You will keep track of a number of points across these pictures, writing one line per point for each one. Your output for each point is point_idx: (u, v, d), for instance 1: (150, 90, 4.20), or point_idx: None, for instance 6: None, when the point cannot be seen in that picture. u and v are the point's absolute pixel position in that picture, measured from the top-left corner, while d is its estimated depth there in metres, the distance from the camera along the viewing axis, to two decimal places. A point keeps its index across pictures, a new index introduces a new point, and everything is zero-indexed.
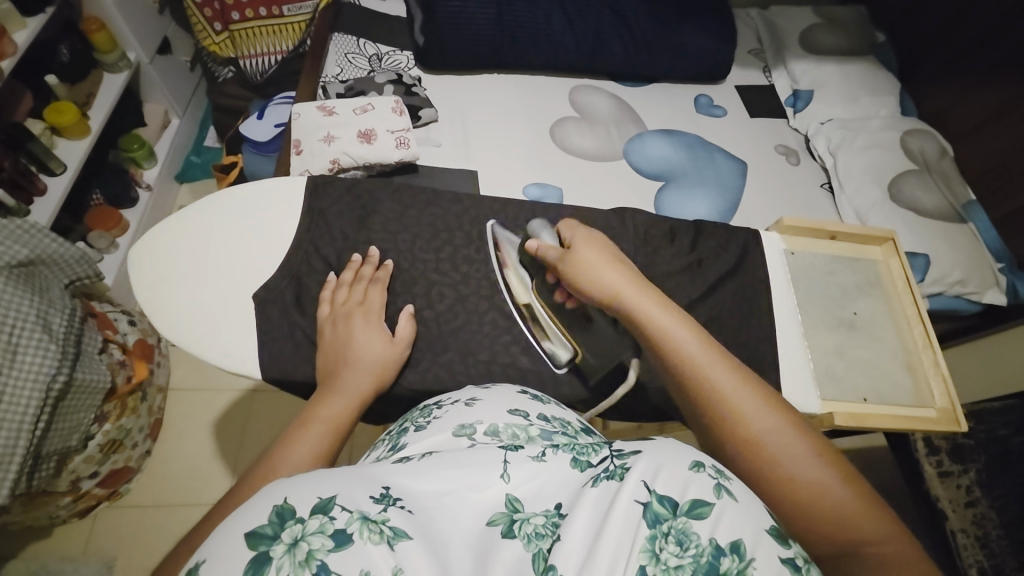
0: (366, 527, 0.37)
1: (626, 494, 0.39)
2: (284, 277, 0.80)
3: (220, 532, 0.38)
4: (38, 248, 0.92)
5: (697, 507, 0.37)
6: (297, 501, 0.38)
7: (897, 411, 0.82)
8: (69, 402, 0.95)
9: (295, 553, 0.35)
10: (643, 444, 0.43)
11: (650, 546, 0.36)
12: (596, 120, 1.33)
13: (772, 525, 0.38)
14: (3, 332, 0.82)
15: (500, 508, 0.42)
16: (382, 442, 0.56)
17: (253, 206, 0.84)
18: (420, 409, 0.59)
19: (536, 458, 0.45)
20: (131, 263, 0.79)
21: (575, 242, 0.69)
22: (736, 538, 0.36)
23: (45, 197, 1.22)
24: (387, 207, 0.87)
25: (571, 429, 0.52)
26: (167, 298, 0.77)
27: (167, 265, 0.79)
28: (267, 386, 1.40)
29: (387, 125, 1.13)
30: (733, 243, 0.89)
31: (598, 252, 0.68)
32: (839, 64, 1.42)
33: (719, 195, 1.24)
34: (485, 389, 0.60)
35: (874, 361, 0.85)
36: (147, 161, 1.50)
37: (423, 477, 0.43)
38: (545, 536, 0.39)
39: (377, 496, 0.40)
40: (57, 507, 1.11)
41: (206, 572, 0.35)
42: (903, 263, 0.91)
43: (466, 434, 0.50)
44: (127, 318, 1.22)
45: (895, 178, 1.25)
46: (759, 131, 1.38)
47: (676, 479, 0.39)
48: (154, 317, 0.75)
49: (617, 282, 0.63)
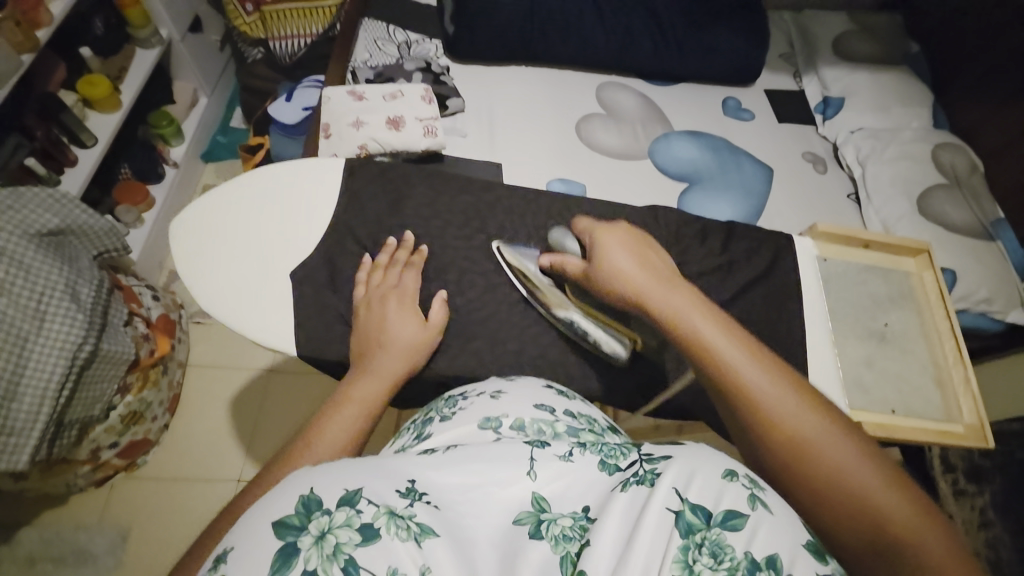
0: (394, 522, 0.37)
1: (656, 501, 0.37)
2: (319, 257, 0.80)
3: (249, 517, 0.38)
4: (68, 218, 0.94)
5: (731, 518, 0.35)
6: (323, 492, 0.38)
7: (925, 426, 0.81)
8: (93, 371, 0.97)
9: (322, 546, 0.35)
10: (673, 449, 0.41)
11: (683, 557, 0.34)
12: (623, 117, 1.32)
13: (810, 541, 0.35)
14: (31, 298, 0.83)
15: (527, 507, 0.42)
16: (407, 430, 0.57)
17: (286, 186, 0.85)
18: (444, 399, 0.59)
19: (563, 457, 0.45)
20: (173, 233, 0.80)
21: (601, 239, 0.71)
22: (772, 553, 0.33)
23: (75, 169, 1.24)
24: (419, 193, 0.87)
25: (597, 428, 0.52)
26: (204, 271, 0.78)
27: (205, 239, 0.80)
28: (284, 366, 1.41)
29: (416, 112, 1.13)
30: (766, 247, 0.88)
31: (629, 249, 0.69)
32: (872, 73, 1.39)
33: (745, 198, 1.23)
34: (510, 382, 0.60)
35: (903, 374, 0.84)
36: (175, 139, 1.52)
37: (450, 471, 0.44)
38: (573, 539, 0.39)
39: (403, 491, 0.40)
40: (75, 475, 1.13)
41: (234, 561, 0.35)
42: (938, 277, 0.90)
43: (492, 427, 0.51)
44: (150, 293, 1.24)
45: (924, 192, 1.23)
46: (788, 137, 1.36)
47: (709, 487, 0.37)
48: (195, 289, 0.76)
49: (642, 277, 0.64)
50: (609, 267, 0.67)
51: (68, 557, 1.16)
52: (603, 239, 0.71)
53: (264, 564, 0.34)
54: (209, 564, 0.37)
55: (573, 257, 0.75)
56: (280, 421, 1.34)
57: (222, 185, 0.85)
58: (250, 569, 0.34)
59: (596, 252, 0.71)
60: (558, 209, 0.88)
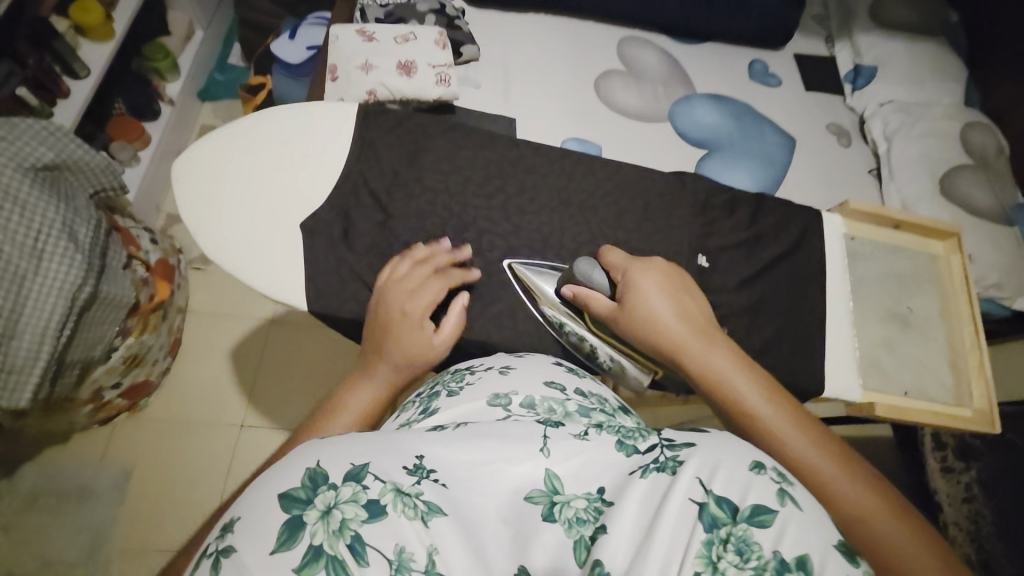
0: (401, 500, 0.37)
1: (679, 491, 0.36)
2: (332, 210, 0.77)
3: (254, 490, 0.38)
4: (63, 152, 0.89)
5: (759, 514, 0.34)
6: (330, 466, 0.37)
7: (934, 408, 0.81)
8: (94, 313, 0.95)
9: (328, 521, 0.35)
10: (696, 436, 0.40)
11: (706, 552, 0.33)
12: (644, 76, 1.25)
13: (840, 540, 0.35)
14: (28, 236, 0.81)
15: (539, 485, 0.39)
16: (412, 402, 0.55)
17: (295, 133, 0.81)
18: (451, 373, 0.58)
19: (579, 436, 0.42)
20: (173, 178, 0.77)
21: (636, 280, 0.64)
22: (801, 553, 0.33)
23: (69, 101, 1.17)
24: (438, 145, 0.83)
25: (608, 407, 0.50)
26: (209, 218, 0.75)
27: (210, 184, 0.77)
28: (286, 317, 1.40)
29: (429, 59, 1.06)
30: (794, 222, 0.86)
31: (662, 284, 0.64)
32: (909, 42, 1.32)
33: (763, 168, 1.18)
34: (518, 359, 0.58)
35: (919, 357, 0.84)
36: (171, 74, 1.44)
37: (458, 447, 0.41)
38: (587, 522, 0.37)
39: (411, 467, 0.39)
40: (78, 413, 1.14)
41: (242, 530, 0.35)
42: (965, 261, 0.88)
43: (501, 404, 0.48)
44: (149, 236, 1.20)
45: (949, 172, 1.19)
46: (814, 107, 1.30)
47: (735, 480, 0.36)
48: (197, 236, 0.74)
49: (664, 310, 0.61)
50: (644, 313, 0.62)
51: (73, 491, 1.19)
52: (638, 281, 0.64)
53: (270, 535, 0.34)
54: (217, 531, 0.37)
55: (600, 295, 0.67)
56: (279, 371, 1.35)
57: (226, 127, 0.82)
58: (258, 543, 0.34)
59: (630, 295, 0.64)
60: (581, 171, 0.84)
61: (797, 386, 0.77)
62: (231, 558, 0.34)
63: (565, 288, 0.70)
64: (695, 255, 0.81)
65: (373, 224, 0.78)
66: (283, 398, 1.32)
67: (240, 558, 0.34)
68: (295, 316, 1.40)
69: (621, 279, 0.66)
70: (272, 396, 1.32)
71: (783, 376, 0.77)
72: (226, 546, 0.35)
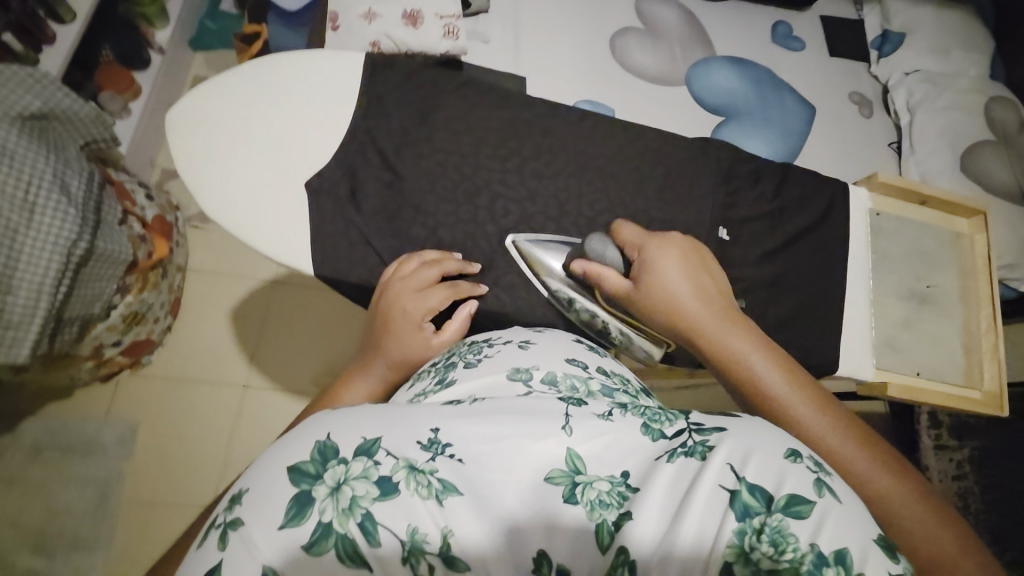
0: (414, 478, 0.36)
1: (709, 478, 0.35)
2: (339, 169, 0.74)
3: (263, 461, 0.38)
4: (50, 100, 0.85)
5: (795, 505, 0.33)
6: (340, 439, 0.36)
7: (944, 389, 0.81)
8: (90, 269, 0.92)
9: (338, 499, 0.34)
10: (726, 421, 0.39)
11: (738, 542, 0.33)
12: (662, 35, 1.18)
13: (879, 534, 0.34)
14: (19, 188, 0.77)
15: (561, 465, 0.38)
16: (427, 372, 0.53)
17: (301, 86, 0.77)
18: (468, 345, 0.56)
19: (603, 416, 0.40)
20: (167, 130, 0.73)
21: (657, 260, 0.63)
22: (841, 548, 0.32)
23: (55, 48, 1.11)
24: (451, 103, 0.79)
25: (631, 388, 0.49)
26: (206, 174, 0.72)
27: (208, 138, 0.73)
28: (287, 280, 1.37)
29: (437, 8, 1.00)
30: (818, 195, 0.83)
31: (683, 262, 0.63)
32: (939, 8, 1.25)
33: (781, 138, 1.13)
34: (537, 334, 0.56)
35: (935, 336, 0.83)
36: (161, 21, 1.35)
37: (475, 421, 0.39)
38: (610, 506, 0.36)
39: (424, 443, 0.38)
40: (78, 370, 1.13)
41: (250, 503, 0.35)
42: (990, 241, 0.86)
43: (522, 379, 0.46)
44: (144, 192, 1.17)
45: (970, 146, 1.14)
46: (839, 73, 1.23)
47: (770, 469, 0.35)
48: (195, 192, 0.71)
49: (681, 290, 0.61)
50: (662, 290, 0.61)
51: (77, 446, 1.20)
52: (659, 258, 0.63)
53: (277, 512, 0.34)
54: (224, 503, 0.36)
55: (613, 271, 0.66)
56: (280, 333, 1.34)
57: (223, 77, 0.77)
58: (267, 518, 0.34)
59: (648, 273, 0.63)
60: (599, 136, 0.81)
61: (811, 363, 0.77)
62: (238, 532, 0.34)
63: (574, 264, 0.67)
64: (715, 227, 0.78)
65: (382, 185, 0.75)
66: (285, 359, 1.32)
67: (248, 533, 0.34)
68: (296, 279, 1.38)
69: (638, 256, 0.65)
70: (274, 359, 1.32)
71: (797, 352, 0.76)
72: (233, 519, 0.35)
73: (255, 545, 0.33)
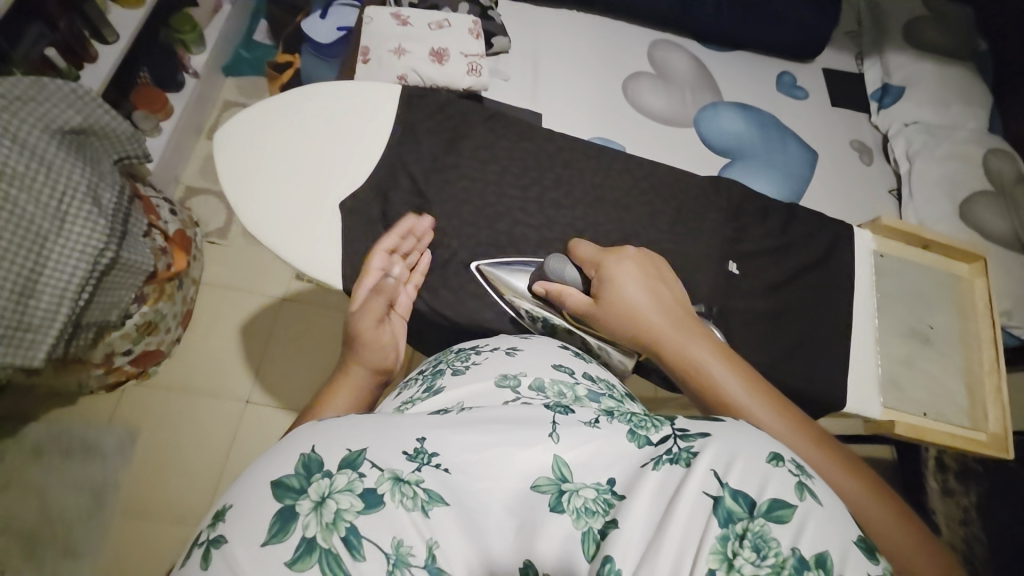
0: (399, 490, 0.37)
1: (694, 485, 0.37)
2: (371, 191, 0.78)
3: (245, 478, 0.39)
4: (91, 117, 0.89)
5: (777, 510, 0.35)
6: (324, 452, 0.38)
7: (950, 429, 0.82)
8: (112, 278, 0.95)
9: (321, 513, 0.35)
10: (712, 426, 0.40)
11: (721, 548, 0.34)
12: (673, 79, 1.25)
13: (859, 536, 0.36)
14: (52, 197, 0.80)
15: (548, 473, 0.39)
16: (415, 380, 0.56)
17: (339, 112, 0.81)
18: (457, 352, 0.59)
19: (589, 423, 0.42)
20: (216, 147, 0.77)
21: (611, 273, 0.67)
22: (821, 550, 0.33)
23: (96, 66, 1.17)
24: (478, 133, 0.83)
25: (616, 393, 0.51)
26: (250, 189, 0.75)
27: (250, 156, 0.77)
28: (296, 297, 1.39)
29: (462, 47, 1.06)
30: (824, 234, 0.86)
31: (643, 278, 0.67)
32: (939, 64, 1.31)
33: (786, 180, 1.17)
34: (524, 340, 0.59)
35: (939, 377, 0.84)
36: (197, 46, 1.43)
37: (464, 429, 0.41)
38: (596, 514, 0.38)
39: (411, 453, 0.39)
40: (88, 376, 1.14)
41: (233, 518, 0.36)
42: (990, 285, 0.88)
43: (510, 385, 0.49)
44: (168, 207, 1.20)
45: (969, 196, 1.18)
46: (840, 121, 1.29)
47: (752, 474, 0.37)
48: (237, 206, 0.74)
49: (647, 308, 0.64)
50: (624, 306, 0.65)
51: (76, 452, 1.19)
52: (613, 272, 0.67)
53: (262, 526, 0.35)
54: (208, 519, 0.38)
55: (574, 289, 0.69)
56: (286, 350, 1.35)
57: (268, 101, 0.82)
58: (249, 535, 0.35)
59: (603, 288, 0.67)
60: (615, 170, 0.84)
61: (817, 397, 0.78)
62: (222, 548, 0.35)
63: (536, 286, 0.71)
64: (725, 261, 0.82)
65: (409, 208, 0.78)
66: (289, 376, 1.32)
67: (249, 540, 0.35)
68: (306, 296, 1.40)
69: (595, 273, 0.69)
70: (279, 375, 1.32)
71: (804, 385, 0.77)
72: (215, 536, 0.36)
73: (239, 564, 0.34)
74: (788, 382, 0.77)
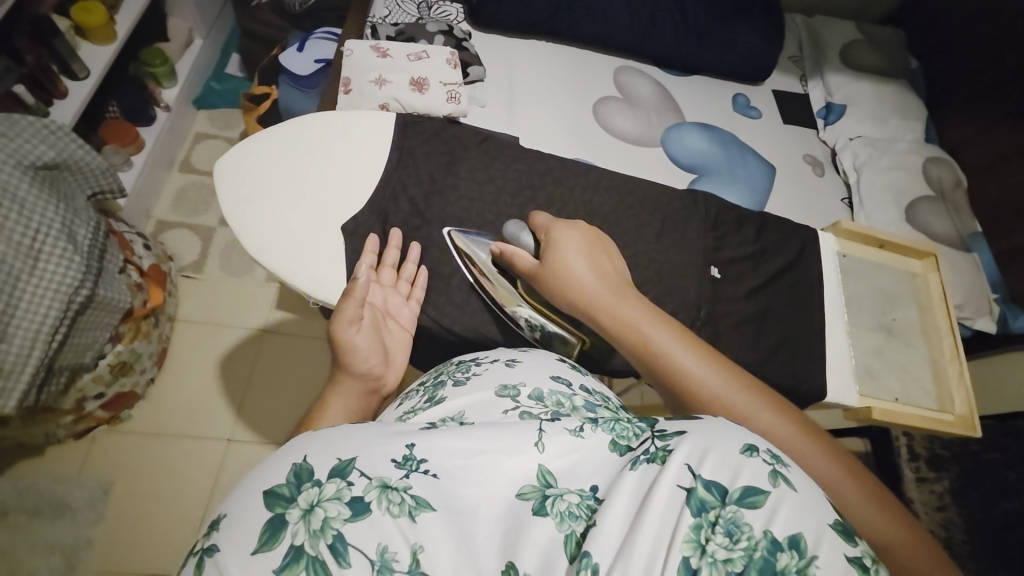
0: (386, 497, 0.38)
1: (668, 479, 0.38)
2: (371, 214, 0.80)
3: (241, 489, 0.39)
4: (64, 152, 0.87)
5: (750, 496, 0.35)
6: (315, 461, 0.39)
7: (921, 413, 0.88)
8: (87, 318, 0.92)
9: (310, 521, 0.36)
10: (688, 424, 0.41)
11: (695, 536, 0.35)
12: (638, 102, 1.32)
13: (836, 520, 0.36)
14: (24, 236, 0.78)
15: (532, 481, 0.41)
16: (416, 391, 0.57)
17: (332, 141, 0.83)
18: (456, 364, 0.59)
19: (574, 432, 0.43)
20: (216, 177, 0.79)
21: (559, 239, 0.71)
22: (794, 533, 0.34)
23: (66, 101, 1.15)
24: (472, 156, 0.87)
25: (611, 405, 0.53)
26: (250, 218, 0.76)
27: (248, 186, 0.78)
28: (278, 328, 1.37)
29: (441, 77, 1.11)
30: (793, 240, 0.92)
31: (587, 250, 0.71)
32: (875, 83, 1.44)
33: (749, 193, 1.25)
34: (523, 352, 0.59)
35: (906, 365, 0.91)
36: (168, 80, 1.43)
37: (452, 437, 0.42)
38: (579, 518, 0.39)
39: (399, 461, 0.40)
40: (56, 425, 1.09)
41: (228, 528, 0.37)
42: (942, 280, 0.96)
43: (510, 395, 0.50)
44: (142, 241, 1.18)
45: (913, 201, 1.29)
46: (793, 137, 1.39)
47: (726, 464, 0.37)
48: (240, 234, 0.75)
49: (594, 286, 0.67)
50: (570, 279, 0.68)
51: (45, 508, 1.12)
52: (560, 238, 0.71)
53: (253, 535, 0.36)
54: (204, 529, 0.38)
55: (526, 253, 0.73)
56: (269, 380, 1.31)
57: (265, 131, 0.83)
58: (241, 543, 0.36)
59: (551, 254, 0.70)
60: (601, 186, 0.89)
61: (799, 392, 0.83)
62: (214, 557, 0.36)
63: (493, 248, 0.75)
64: (707, 267, 0.87)
65: (409, 228, 0.80)
66: (273, 411, 1.28)
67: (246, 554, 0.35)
68: (289, 326, 1.37)
69: (545, 238, 0.73)
70: (261, 408, 1.28)
71: (787, 379, 0.83)
72: (209, 545, 0.37)
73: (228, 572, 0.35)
74: (775, 378, 0.82)
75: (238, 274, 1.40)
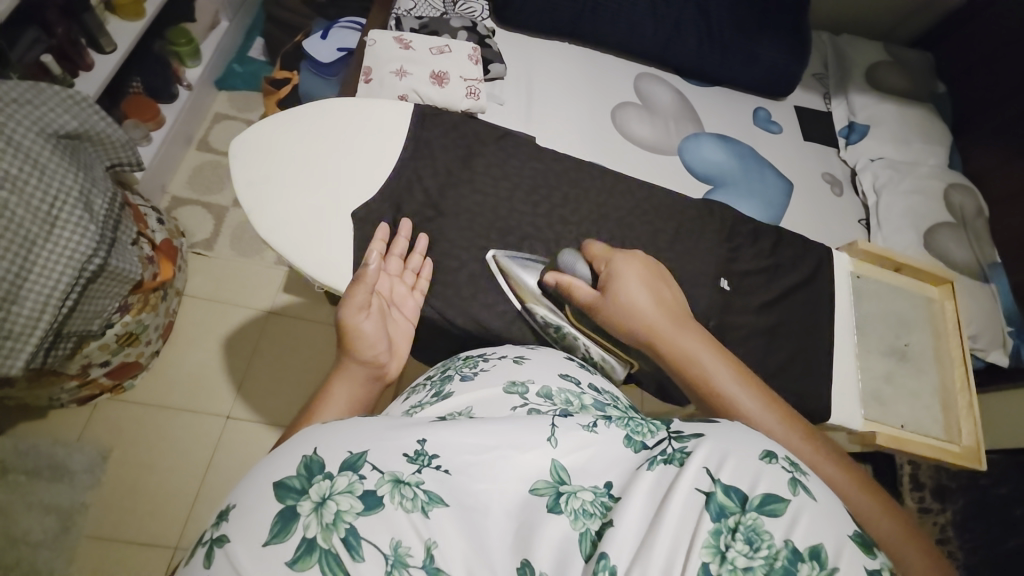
0: (398, 491, 0.38)
1: (685, 482, 0.37)
2: (386, 202, 0.80)
3: (250, 477, 0.39)
4: (86, 122, 0.88)
5: (769, 504, 0.35)
6: (325, 454, 0.38)
7: (926, 442, 0.86)
8: (97, 286, 0.92)
9: (322, 514, 0.36)
10: (705, 427, 0.41)
11: (714, 542, 0.34)
12: (657, 110, 1.31)
13: (856, 531, 0.35)
14: (44, 201, 0.79)
15: (545, 476, 0.40)
16: (422, 386, 0.56)
17: (349, 128, 0.83)
18: (464, 359, 0.59)
19: (587, 427, 0.43)
20: (232, 157, 0.79)
21: (618, 268, 0.69)
22: (816, 543, 0.33)
23: (92, 73, 1.17)
24: (489, 152, 0.86)
25: (621, 404, 0.52)
26: (263, 200, 0.76)
27: (263, 167, 0.78)
28: (284, 313, 1.37)
29: (462, 72, 1.11)
30: (809, 256, 0.91)
31: (644, 280, 0.69)
32: (900, 105, 1.42)
33: (763, 208, 1.24)
34: (532, 349, 0.59)
35: (917, 392, 0.89)
36: (192, 59, 1.44)
37: (462, 432, 0.42)
38: (593, 516, 0.38)
39: (411, 455, 0.40)
40: (61, 390, 1.10)
41: (237, 518, 0.37)
42: (957, 307, 0.94)
43: (518, 392, 0.50)
44: (156, 216, 1.19)
45: (931, 227, 1.27)
46: (814, 154, 1.37)
47: (745, 470, 0.37)
48: (252, 215, 0.76)
49: (653, 314, 0.65)
50: (628, 306, 0.66)
51: (44, 470, 1.13)
52: (620, 267, 0.69)
53: (264, 527, 0.36)
54: (212, 518, 0.38)
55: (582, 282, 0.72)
56: (271, 364, 1.32)
57: (283, 114, 0.83)
58: (249, 534, 0.36)
59: (609, 283, 0.69)
60: (616, 189, 0.88)
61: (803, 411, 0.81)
62: (223, 548, 0.36)
63: (546, 276, 0.75)
64: (718, 278, 0.86)
65: (423, 220, 0.80)
66: (274, 395, 1.28)
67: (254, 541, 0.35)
68: (294, 310, 1.38)
69: (603, 267, 0.71)
70: (261, 390, 1.29)
71: (792, 397, 0.82)
72: (219, 535, 0.36)
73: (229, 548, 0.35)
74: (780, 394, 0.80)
75: (247, 255, 1.41)
